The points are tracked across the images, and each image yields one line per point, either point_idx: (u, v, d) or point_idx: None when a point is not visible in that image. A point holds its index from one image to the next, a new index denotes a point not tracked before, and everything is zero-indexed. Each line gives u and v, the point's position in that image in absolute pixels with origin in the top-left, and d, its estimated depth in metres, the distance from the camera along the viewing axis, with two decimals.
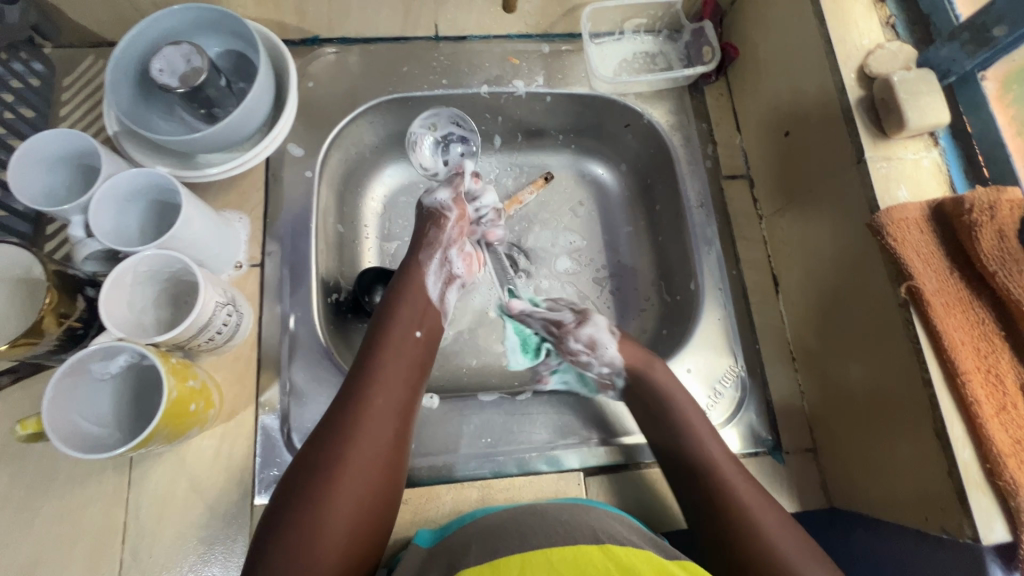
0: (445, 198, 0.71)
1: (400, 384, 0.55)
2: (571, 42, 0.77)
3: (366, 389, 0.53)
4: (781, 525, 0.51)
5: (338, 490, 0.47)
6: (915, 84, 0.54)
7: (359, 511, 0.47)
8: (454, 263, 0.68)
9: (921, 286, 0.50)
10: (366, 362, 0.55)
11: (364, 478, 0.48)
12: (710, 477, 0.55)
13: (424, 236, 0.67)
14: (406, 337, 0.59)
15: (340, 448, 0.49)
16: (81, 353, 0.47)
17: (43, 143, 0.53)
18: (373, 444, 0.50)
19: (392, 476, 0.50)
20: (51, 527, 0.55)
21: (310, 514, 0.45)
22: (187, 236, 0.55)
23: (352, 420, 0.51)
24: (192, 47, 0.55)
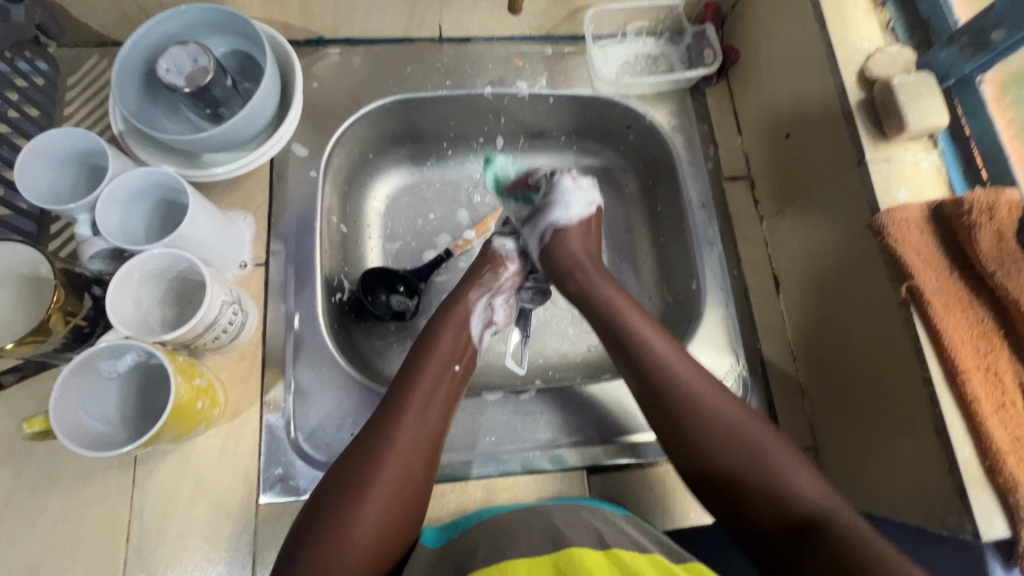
0: (508, 244, 0.71)
1: (433, 409, 0.55)
2: (573, 44, 0.78)
3: (401, 419, 0.53)
4: (750, 421, 0.53)
5: (364, 510, 0.47)
6: (915, 87, 0.55)
7: (383, 533, 0.47)
8: (497, 309, 0.67)
9: (921, 286, 0.51)
10: (403, 389, 0.55)
11: (389, 500, 0.48)
12: (678, 395, 0.55)
13: (478, 275, 0.67)
14: (444, 365, 0.58)
15: (371, 474, 0.49)
16: (90, 351, 0.48)
17: (51, 142, 0.53)
18: (403, 467, 0.50)
19: (418, 500, 0.51)
20: (55, 526, 0.55)
21: (335, 533, 0.46)
22: (193, 236, 0.55)
23: (384, 446, 0.51)
24: (199, 47, 0.56)
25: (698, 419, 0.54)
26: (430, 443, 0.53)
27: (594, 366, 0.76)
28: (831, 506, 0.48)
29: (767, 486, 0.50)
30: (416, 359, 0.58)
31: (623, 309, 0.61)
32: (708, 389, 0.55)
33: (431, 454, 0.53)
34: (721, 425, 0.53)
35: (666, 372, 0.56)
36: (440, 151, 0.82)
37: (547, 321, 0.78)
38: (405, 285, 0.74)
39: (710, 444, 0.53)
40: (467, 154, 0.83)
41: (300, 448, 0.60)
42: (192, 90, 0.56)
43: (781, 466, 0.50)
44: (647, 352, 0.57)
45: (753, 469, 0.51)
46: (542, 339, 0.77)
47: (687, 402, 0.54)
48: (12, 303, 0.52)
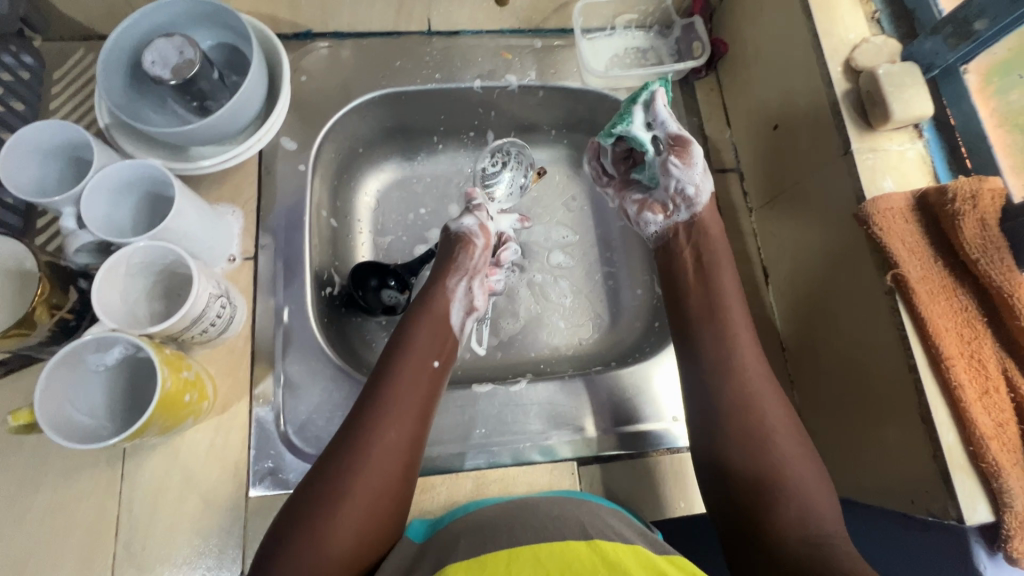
0: (471, 222, 0.71)
1: (412, 407, 0.55)
2: (563, 37, 0.78)
3: (381, 417, 0.53)
4: (796, 438, 0.55)
5: (344, 506, 0.48)
6: (900, 77, 0.55)
7: (364, 530, 0.48)
8: (476, 295, 0.68)
9: (906, 274, 0.51)
10: (383, 385, 0.55)
11: (369, 496, 0.49)
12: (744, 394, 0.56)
13: (453, 260, 0.67)
14: (421, 364, 0.58)
15: (349, 471, 0.49)
16: (76, 344, 0.47)
17: (35, 135, 0.53)
18: (381, 465, 0.50)
19: (399, 498, 0.51)
20: (43, 521, 0.55)
21: (314, 527, 0.46)
22: (179, 228, 0.55)
23: (364, 442, 0.51)
24: (185, 39, 0.55)
25: (757, 423, 0.55)
26: (408, 442, 0.53)
27: (584, 359, 0.76)
28: (841, 532, 0.50)
29: (794, 495, 0.51)
30: (394, 356, 0.58)
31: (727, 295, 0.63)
32: (773, 401, 0.56)
33: (408, 452, 0.53)
34: (775, 436, 0.54)
35: (740, 371, 0.58)
36: (430, 146, 0.82)
37: (539, 314, 0.78)
38: (396, 280, 0.73)
39: (756, 448, 0.54)
40: (458, 148, 0.83)
41: (290, 441, 0.60)
42: (177, 83, 0.56)
43: (808, 482, 0.52)
44: (733, 347, 0.59)
45: (783, 478, 0.52)
46: (534, 333, 0.77)
47: (749, 402, 0.56)
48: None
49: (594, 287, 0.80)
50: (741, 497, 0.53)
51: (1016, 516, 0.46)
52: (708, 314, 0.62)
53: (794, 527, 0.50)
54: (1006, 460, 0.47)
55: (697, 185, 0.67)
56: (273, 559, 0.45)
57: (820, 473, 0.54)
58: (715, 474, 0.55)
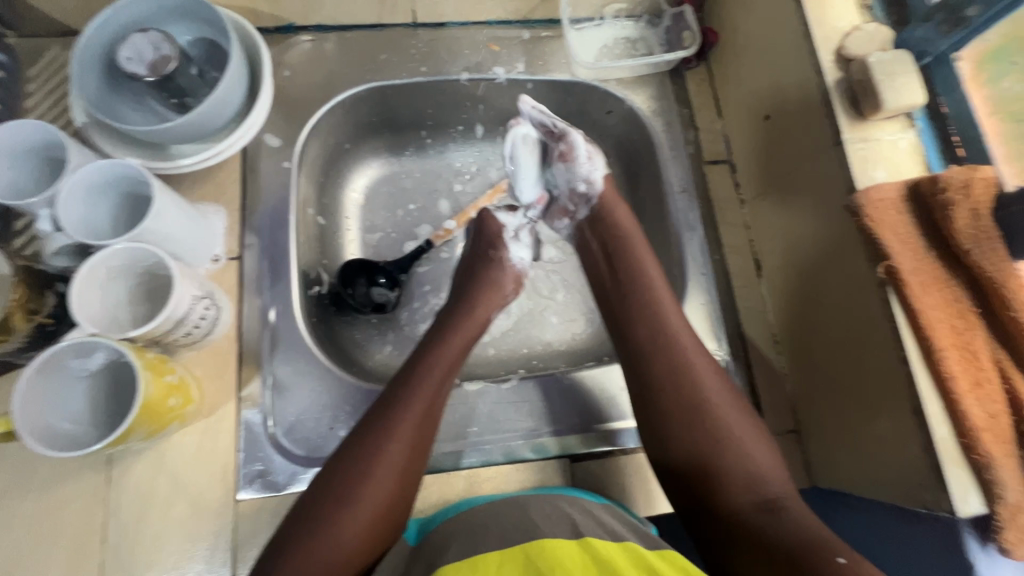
0: (523, 257, 0.69)
1: (429, 419, 0.54)
2: (551, 28, 0.77)
3: (403, 413, 0.53)
4: (739, 413, 0.55)
5: (356, 513, 0.47)
6: (892, 65, 0.55)
7: (370, 537, 0.48)
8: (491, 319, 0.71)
9: (899, 265, 0.50)
10: (402, 395, 0.54)
11: (383, 499, 0.49)
12: (674, 370, 0.57)
13: (491, 285, 0.66)
14: (442, 375, 0.57)
15: (372, 463, 0.50)
16: (55, 350, 0.46)
17: (9, 134, 0.52)
18: (395, 475, 0.50)
19: (404, 507, 0.51)
20: (28, 528, 0.54)
21: (333, 517, 0.47)
22: (160, 230, 0.54)
23: (381, 451, 0.50)
24: (161, 34, 0.54)
25: (703, 406, 0.55)
26: (422, 450, 0.53)
27: (577, 354, 0.75)
28: (793, 497, 0.51)
29: (736, 469, 0.52)
30: (416, 366, 0.57)
31: (658, 291, 0.62)
32: (710, 375, 0.57)
33: (414, 459, 0.52)
34: (718, 411, 0.55)
35: (677, 363, 0.57)
36: (418, 140, 0.81)
37: (531, 309, 0.77)
38: (385, 276, 0.73)
39: (698, 424, 0.54)
40: (446, 142, 0.82)
41: (279, 443, 0.59)
42: (154, 79, 0.54)
43: (751, 449, 0.53)
44: (669, 337, 0.59)
45: (728, 451, 0.53)
46: (526, 328, 0.77)
47: (693, 382, 0.56)
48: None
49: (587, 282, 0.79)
50: (690, 469, 0.53)
51: (1008, 508, 0.45)
52: (642, 309, 0.61)
53: (743, 498, 0.51)
54: (998, 451, 0.47)
55: (588, 179, 0.66)
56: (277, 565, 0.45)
57: (761, 436, 0.55)
58: (658, 449, 0.55)
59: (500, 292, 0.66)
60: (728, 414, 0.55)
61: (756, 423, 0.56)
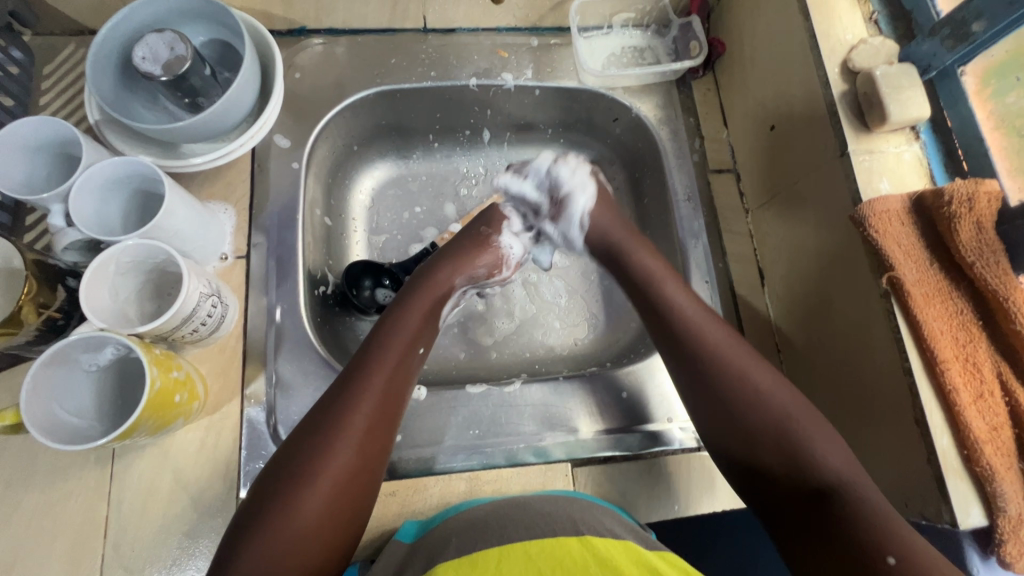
0: (512, 245, 0.69)
1: (393, 390, 0.54)
2: (560, 36, 0.77)
3: (355, 394, 0.52)
4: (784, 394, 0.54)
5: (317, 484, 0.47)
6: (897, 78, 0.55)
7: (331, 511, 0.47)
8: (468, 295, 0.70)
9: (902, 277, 0.51)
10: (363, 367, 0.54)
11: (339, 481, 0.48)
12: (705, 359, 0.57)
13: (466, 260, 0.65)
14: (407, 338, 0.57)
15: (325, 442, 0.49)
16: (64, 344, 0.47)
17: (23, 130, 0.52)
18: (354, 443, 0.50)
19: (369, 483, 0.51)
20: (30, 521, 0.54)
21: (286, 500, 0.46)
22: (170, 227, 0.55)
23: (341, 421, 0.50)
24: (176, 35, 0.55)
25: (740, 390, 0.54)
26: (385, 424, 0.53)
27: (579, 359, 0.76)
28: (856, 480, 0.49)
29: (793, 455, 0.51)
30: (376, 338, 0.57)
31: (668, 285, 0.62)
32: (743, 358, 0.56)
33: (376, 429, 0.52)
34: (763, 395, 0.54)
35: (698, 342, 0.57)
36: (426, 144, 0.82)
37: (535, 314, 0.78)
38: (390, 278, 0.73)
39: (740, 407, 0.54)
40: (454, 147, 0.83)
41: (281, 441, 0.60)
42: (168, 79, 0.55)
43: (808, 435, 0.52)
44: (698, 330, 0.58)
45: (779, 434, 0.52)
46: (529, 332, 0.77)
47: (723, 369, 0.56)
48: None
49: (590, 287, 0.80)
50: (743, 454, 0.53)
51: (1008, 521, 0.46)
52: (653, 291, 0.62)
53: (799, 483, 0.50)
54: (999, 464, 0.47)
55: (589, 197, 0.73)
56: (243, 539, 0.45)
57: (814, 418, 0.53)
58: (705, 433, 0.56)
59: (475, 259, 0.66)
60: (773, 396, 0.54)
61: (813, 411, 0.54)
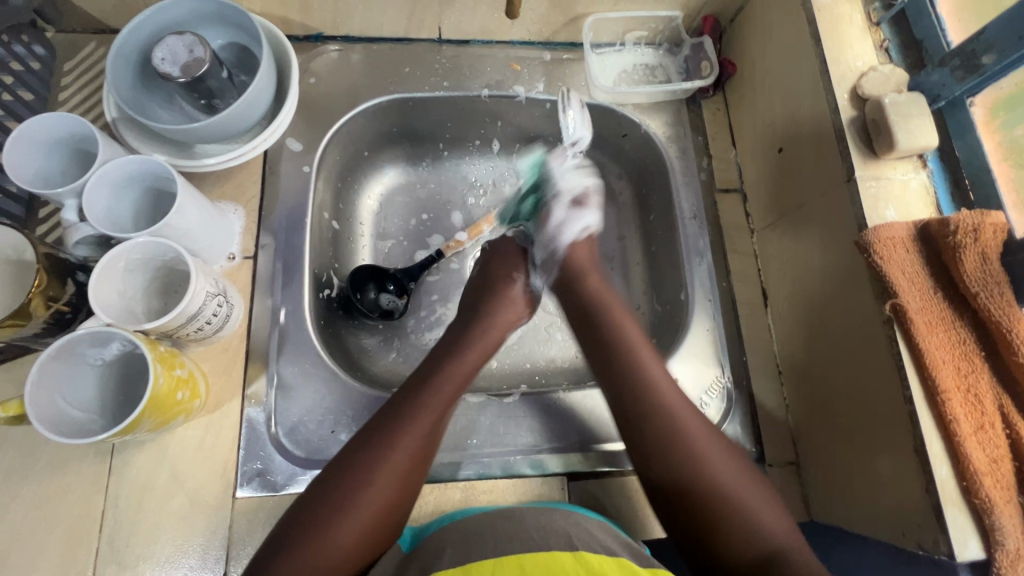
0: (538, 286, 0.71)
1: (435, 430, 0.55)
2: (572, 51, 0.79)
3: (404, 431, 0.53)
4: (725, 458, 0.55)
5: (355, 514, 0.48)
6: (906, 107, 0.56)
7: (364, 539, 0.49)
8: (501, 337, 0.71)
9: (905, 304, 0.51)
10: (413, 403, 0.55)
11: (377, 512, 0.50)
12: (652, 426, 0.57)
13: (508, 308, 0.67)
14: (457, 379, 0.58)
15: (368, 476, 0.50)
16: (71, 338, 0.47)
17: (44, 126, 0.53)
18: (396, 478, 0.51)
19: (393, 525, 0.51)
20: (27, 511, 0.54)
21: (324, 526, 0.47)
22: (180, 226, 0.55)
23: (384, 459, 0.51)
24: (196, 38, 0.56)
25: (684, 457, 0.55)
26: (420, 468, 0.53)
27: (579, 373, 0.76)
28: (795, 547, 0.52)
29: (736, 519, 0.52)
30: (428, 381, 0.57)
31: (645, 357, 0.60)
32: (698, 429, 0.57)
33: (415, 465, 0.53)
34: (706, 461, 0.55)
35: (647, 406, 0.58)
36: (436, 152, 0.83)
37: (536, 325, 0.78)
38: (394, 283, 0.74)
39: (689, 471, 0.55)
40: (463, 156, 0.84)
41: (280, 443, 0.60)
42: (186, 81, 0.56)
43: (745, 499, 0.53)
44: (649, 387, 0.58)
45: (722, 500, 0.53)
46: (530, 343, 0.77)
47: (670, 432, 0.56)
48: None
49: None
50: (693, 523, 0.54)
51: (1007, 555, 0.45)
52: (620, 348, 0.61)
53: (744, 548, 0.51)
54: (999, 497, 0.46)
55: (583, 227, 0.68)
56: (277, 557, 0.46)
57: (756, 485, 0.55)
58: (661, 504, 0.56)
59: (515, 309, 0.67)
60: (716, 459, 0.55)
61: (747, 475, 0.55)
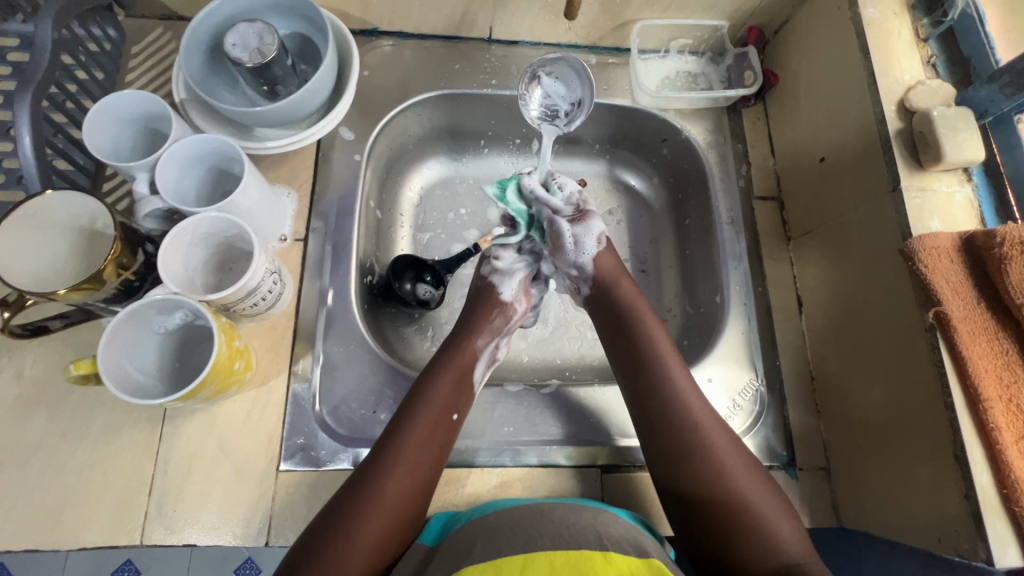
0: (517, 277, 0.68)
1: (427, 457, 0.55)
2: (617, 56, 0.81)
3: (394, 461, 0.53)
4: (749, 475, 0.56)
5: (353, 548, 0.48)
6: (954, 121, 0.57)
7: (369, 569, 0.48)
8: (500, 349, 0.67)
9: (949, 313, 0.52)
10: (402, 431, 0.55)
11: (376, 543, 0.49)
12: (677, 442, 0.57)
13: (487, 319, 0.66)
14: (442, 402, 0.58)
15: (362, 508, 0.50)
16: (141, 303, 0.49)
17: (120, 102, 0.56)
18: (392, 507, 0.51)
19: (406, 536, 0.52)
20: (81, 472, 0.56)
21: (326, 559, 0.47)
22: (242, 203, 0.57)
23: (376, 491, 0.51)
24: (266, 26, 0.58)
25: (705, 477, 0.55)
26: (418, 494, 0.53)
27: (609, 371, 0.77)
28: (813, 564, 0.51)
29: (755, 535, 0.52)
30: (416, 407, 0.57)
31: (663, 376, 0.60)
32: (727, 446, 0.57)
33: (412, 493, 0.52)
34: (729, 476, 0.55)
35: (668, 421, 0.58)
36: (476, 149, 0.85)
37: (568, 322, 0.80)
38: (432, 275, 0.76)
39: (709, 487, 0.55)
40: (502, 154, 0.85)
41: (324, 420, 0.61)
42: (254, 66, 0.58)
43: (765, 516, 0.53)
44: (678, 395, 0.59)
45: (743, 516, 0.53)
46: (562, 339, 0.79)
47: (689, 449, 0.57)
48: (51, 243, 0.52)
49: None
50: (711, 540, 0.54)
51: None
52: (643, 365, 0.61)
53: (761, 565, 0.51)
54: None
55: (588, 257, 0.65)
56: None
57: (776, 498, 0.55)
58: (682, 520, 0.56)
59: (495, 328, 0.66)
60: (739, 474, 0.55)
61: (768, 490, 0.56)
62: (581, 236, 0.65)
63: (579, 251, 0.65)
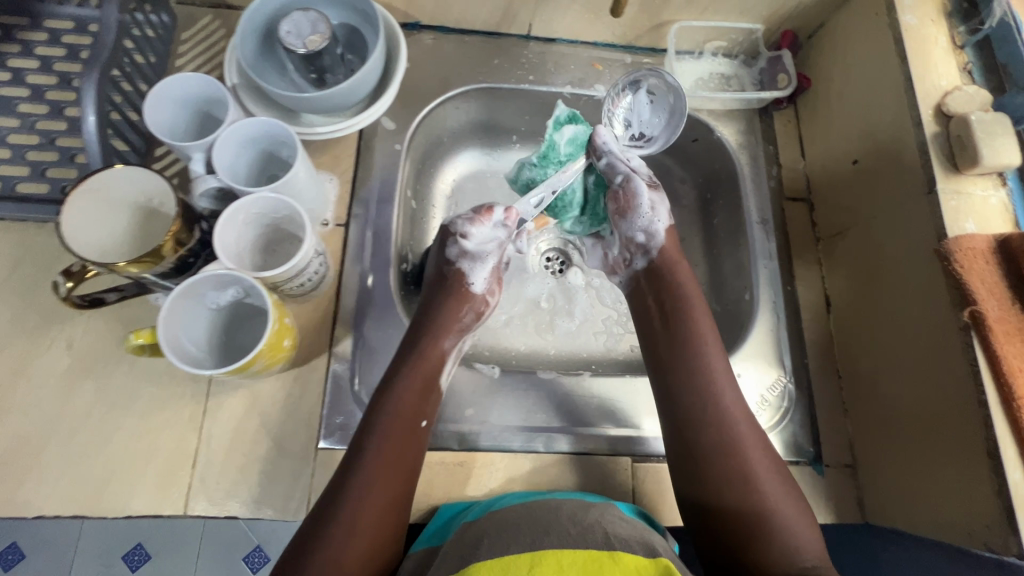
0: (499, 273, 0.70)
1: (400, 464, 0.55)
2: (652, 56, 0.82)
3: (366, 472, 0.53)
4: (773, 475, 0.57)
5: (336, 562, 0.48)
6: (992, 126, 0.58)
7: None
8: (464, 347, 0.67)
9: (985, 312, 0.53)
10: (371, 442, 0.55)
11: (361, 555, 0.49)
12: (711, 440, 0.59)
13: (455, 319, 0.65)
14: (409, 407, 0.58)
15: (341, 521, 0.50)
16: (199, 279, 0.50)
17: (179, 85, 0.58)
18: (371, 518, 0.51)
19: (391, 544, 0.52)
20: (127, 443, 0.58)
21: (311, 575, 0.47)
22: (294, 186, 0.59)
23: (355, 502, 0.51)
24: (320, 15, 0.60)
25: (728, 477, 0.56)
26: (397, 501, 0.53)
27: (636, 364, 0.78)
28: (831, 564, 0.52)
29: (775, 535, 0.53)
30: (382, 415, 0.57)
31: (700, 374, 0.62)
32: (754, 446, 0.58)
33: (390, 502, 0.53)
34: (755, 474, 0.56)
35: (699, 419, 0.60)
36: (508, 144, 0.86)
37: (595, 316, 0.81)
38: None
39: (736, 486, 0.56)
40: (534, 149, 0.87)
41: (363, 401, 0.63)
42: (306, 53, 0.60)
43: (780, 515, 0.54)
44: (713, 389, 0.61)
45: (765, 516, 0.54)
46: (589, 332, 0.80)
47: (715, 447, 0.58)
48: (109, 219, 0.54)
49: None
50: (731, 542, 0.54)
51: None
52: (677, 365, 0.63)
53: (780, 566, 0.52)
54: None
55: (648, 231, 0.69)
56: None
57: (795, 498, 0.56)
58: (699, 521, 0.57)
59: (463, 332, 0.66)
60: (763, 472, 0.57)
61: (787, 487, 0.57)
62: (654, 204, 0.69)
63: (653, 216, 0.69)
